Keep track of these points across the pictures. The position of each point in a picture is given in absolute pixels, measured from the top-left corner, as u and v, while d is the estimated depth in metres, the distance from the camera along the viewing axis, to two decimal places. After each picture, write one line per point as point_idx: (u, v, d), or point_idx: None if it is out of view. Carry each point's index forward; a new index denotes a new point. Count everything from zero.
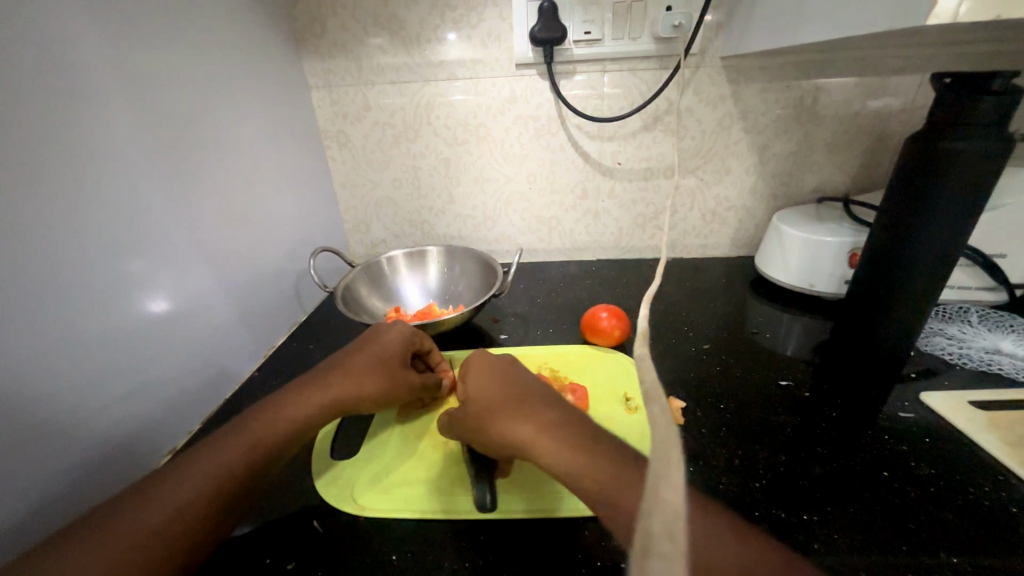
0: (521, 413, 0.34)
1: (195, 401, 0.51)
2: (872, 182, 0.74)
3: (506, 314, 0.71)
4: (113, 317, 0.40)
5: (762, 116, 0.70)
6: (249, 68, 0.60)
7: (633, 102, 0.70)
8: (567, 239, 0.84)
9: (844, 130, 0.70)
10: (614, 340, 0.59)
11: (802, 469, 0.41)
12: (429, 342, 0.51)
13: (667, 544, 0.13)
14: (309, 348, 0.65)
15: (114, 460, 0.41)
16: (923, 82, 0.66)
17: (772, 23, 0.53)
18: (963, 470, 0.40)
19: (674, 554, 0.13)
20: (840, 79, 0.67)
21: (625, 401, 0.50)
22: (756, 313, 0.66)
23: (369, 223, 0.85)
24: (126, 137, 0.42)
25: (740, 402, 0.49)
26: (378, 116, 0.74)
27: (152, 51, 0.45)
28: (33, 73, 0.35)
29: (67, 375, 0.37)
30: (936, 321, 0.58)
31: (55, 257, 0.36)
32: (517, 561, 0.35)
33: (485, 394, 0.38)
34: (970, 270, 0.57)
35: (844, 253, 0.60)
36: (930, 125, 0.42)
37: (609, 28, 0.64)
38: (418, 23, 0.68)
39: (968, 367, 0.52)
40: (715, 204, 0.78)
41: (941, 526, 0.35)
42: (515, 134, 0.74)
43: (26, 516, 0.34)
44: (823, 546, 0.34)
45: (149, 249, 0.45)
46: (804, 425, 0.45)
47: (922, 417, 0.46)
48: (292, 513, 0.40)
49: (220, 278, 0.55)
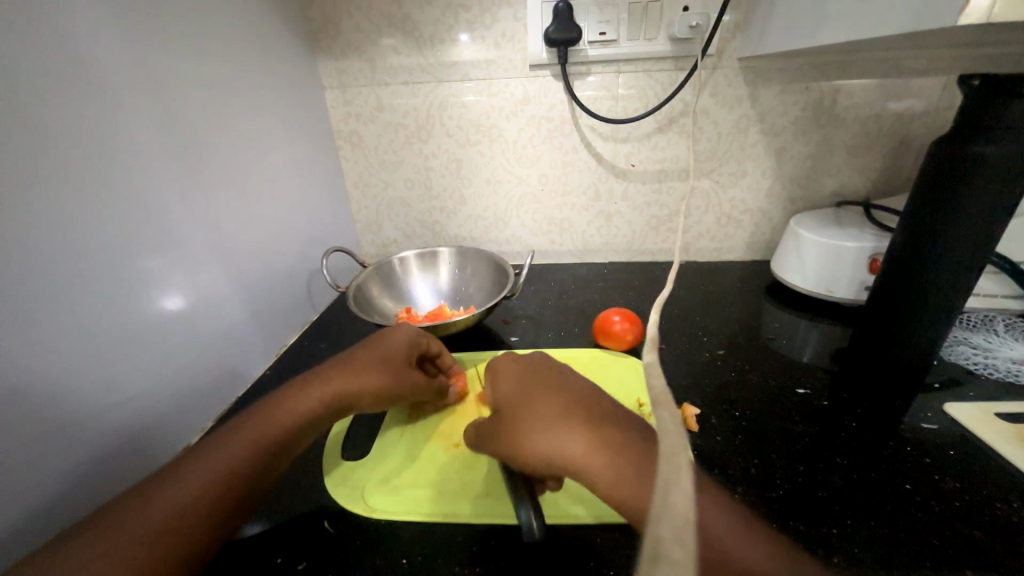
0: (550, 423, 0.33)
1: (207, 399, 0.51)
2: (892, 186, 0.72)
3: (518, 316, 0.70)
4: (127, 313, 0.41)
5: (780, 118, 0.69)
6: (264, 69, 0.61)
7: (647, 103, 0.69)
8: (578, 241, 0.83)
9: (864, 132, 0.69)
10: (627, 344, 0.59)
11: (821, 481, 0.40)
12: (438, 345, 0.51)
13: (676, 547, 0.12)
14: (321, 348, 0.66)
15: (126, 457, 0.41)
16: (948, 84, 0.64)
17: (792, 24, 0.52)
18: (990, 485, 0.39)
19: (683, 557, 0.12)
20: (861, 80, 0.66)
21: (638, 407, 0.50)
22: (772, 319, 0.65)
23: (381, 223, 0.85)
24: (141, 137, 0.43)
25: (756, 409, 0.48)
26: (391, 116, 0.74)
27: (169, 52, 0.46)
28: (50, 74, 0.35)
29: (81, 371, 0.37)
30: (960, 329, 0.57)
31: (70, 255, 0.36)
32: (529, 568, 0.35)
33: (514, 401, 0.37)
34: (997, 278, 0.55)
35: (865, 259, 0.59)
36: (956, 128, 0.41)
37: (624, 28, 0.64)
38: (432, 24, 0.68)
39: (994, 377, 0.51)
40: (730, 207, 0.77)
41: (966, 542, 0.34)
42: (528, 135, 0.74)
43: (42, 510, 0.34)
44: (842, 560, 0.33)
45: (164, 246, 0.45)
46: (823, 435, 0.44)
47: (946, 428, 0.45)
48: (303, 514, 0.40)
49: (233, 277, 0.55)
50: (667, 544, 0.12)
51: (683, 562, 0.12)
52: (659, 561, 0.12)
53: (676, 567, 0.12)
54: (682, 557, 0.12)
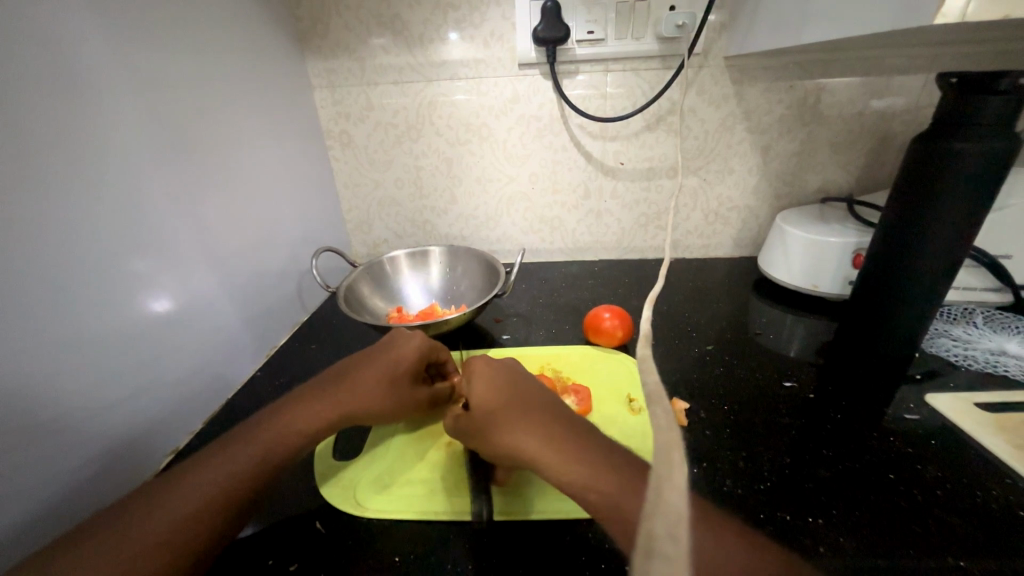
0: (523, 424, 0.34)
1: (196, 403, 0.51)
2: (875, 182, 0.73)
3: (508, 314, 0.71)
4: (114, 316, 0.40)
5: (766, 116, 0.70)
6: (251, 69, 0.60)
7: (636, 102, 0.70)
8: (569, 239, 0.84)
9: (848, 130, 0.70)
10: (616, 340, 0.59)
11: (807, 472, 0.40)
12: (446, 352, 0.51)
13: (671, 545, 0.12)
14: (312, 349, 0.65)
15: (115, 462, 0.41)
16: (928, 82, 0.66)
17: (776, 23, 0.53)
18: (972, 474, 0.40)
19: (677, 554, 0.12)
20: (844, 79, 0.67)
21: (628, 402, 0.50)
22: (760, 314, 0.66)
23: (371, 223, 0.85)
24: (129, 137, 0.42)
25: (744, 403, 0.49)
26: (381, 116, 0.74)
27: (155, 51, 0.45)
28: (33, 70, 0.34)
29: (67, 378, 0.36)
30: (942, 322, 0.58)
31: (58, 259, 0.36)
32: (521, 563, 0.35)
33: (488, 402, 0.37)
34: (976, 272, 0.57)
35: (848, 254, 0.60)
36: (936, 125, 0.42)
37: (612, 28, 0.64)
38: (421, 23, 0.67)
39: (973, 368, 0.52)
40: (718, 204, 0.78)
41: (950, 530, 0.35)
42: (518, 134, 0.74)
43: (30, 518, 0.34)
44: (828, 549, 0.34)
45: (152, 248, 0.45)
46: (809, 427, 0.45)
47: (928, 419, 0.46)
48: (295, 515, 0.40)
49: (222, 278, 0.55)
50: (661, 540, 0.12)
51: (677, 559, 0.12)
52: (654, 559, 0.12)
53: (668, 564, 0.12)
54: (677, 555, 0.12)
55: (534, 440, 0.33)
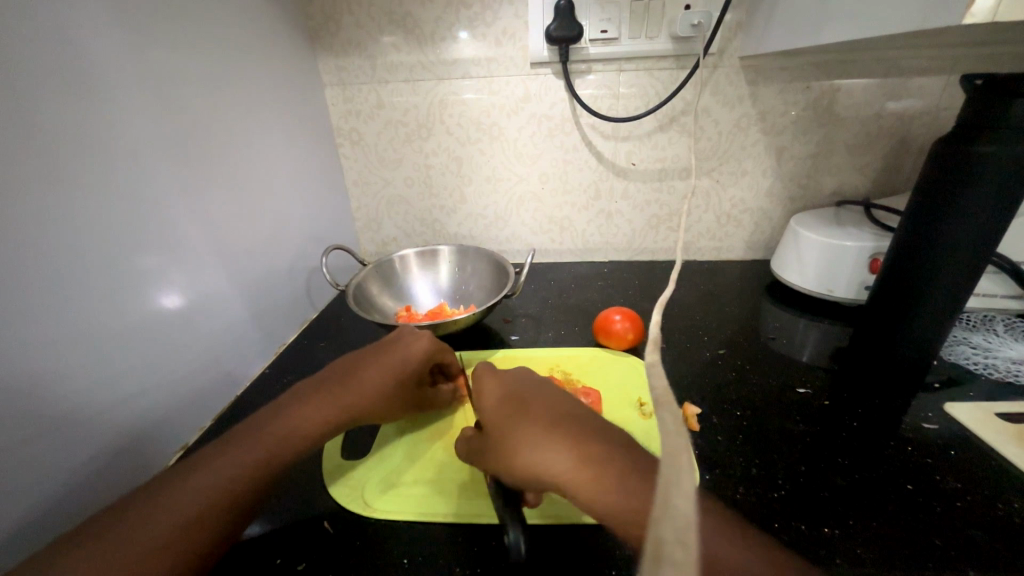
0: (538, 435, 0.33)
1: (205, 398, 0.51)
2: (892, 185, 0.72)
3: (517, 315, 0.70)
4: (122, 311, 0.40)
5: (781, 117, 0.69)
6: (264, 67, 0.61)
7: (648, 102, 0.69)
8: (579, 240, 0.83)
9: (864, 132, 0.69)
10: (627, 343, 0.59)
11: (822, 481, 0.40)
12: (452, 354, 0.50)
13: (680, 550, 0.12)
14: (320, 346, 0.65)
15: (124, 456, 0.41)
16: (949, 84, 0.64)
17: (793, 23, 0.52)
18: (992, 486, 0.39)
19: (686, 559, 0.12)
20: (861, 80, 0.66)
21: (638, 406, 0.50)
22: (772, 319, 0.65)
23: (380, 222, 0.85)
24: (140, 136, 0.43)
25: (756, 409, 0.48)
26: (391, 114, 0.74)
27: (166, 49, 0.46)
28: (46, 67, 0.35)
29: (75, 374, 0.37)
30: (960, 330, 0.57)
31: (70, 252, 0.36)
32: (530, 568, 0.35)
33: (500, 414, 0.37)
34: (997, 279, 0.55)
35: (865, 259, 0.59)
36: (958, 128, 0.41)
37: (625, 27, 0.64)
38: (432, 21, 0.67)
39: (993, 377, 0.51)
40: (730, 207, 0.77)
41: (968, 543, 0.34)
42: (528, 134, 0.74)
43: (41, 511, 0.34)
44: (844, 560, 0.33)
45: (162, 244, 0.45)
46: (824, 435, 0.44)
47: (946, 428, 0.45)
48: (303, 515, 0.39)
49: (231, 275, 0.55)
50: (668, 546, 0.12)
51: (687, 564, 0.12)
52: (663, 561, 0.12)
53: (678, 570, 0.12)
54: (685, 559, 0.12)
55: (542, 453, 0.32)
